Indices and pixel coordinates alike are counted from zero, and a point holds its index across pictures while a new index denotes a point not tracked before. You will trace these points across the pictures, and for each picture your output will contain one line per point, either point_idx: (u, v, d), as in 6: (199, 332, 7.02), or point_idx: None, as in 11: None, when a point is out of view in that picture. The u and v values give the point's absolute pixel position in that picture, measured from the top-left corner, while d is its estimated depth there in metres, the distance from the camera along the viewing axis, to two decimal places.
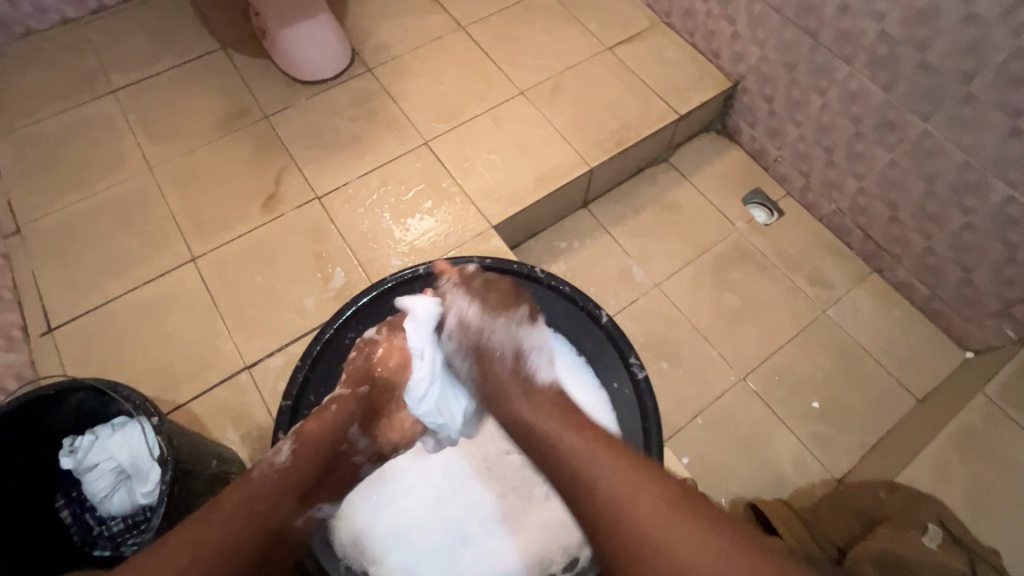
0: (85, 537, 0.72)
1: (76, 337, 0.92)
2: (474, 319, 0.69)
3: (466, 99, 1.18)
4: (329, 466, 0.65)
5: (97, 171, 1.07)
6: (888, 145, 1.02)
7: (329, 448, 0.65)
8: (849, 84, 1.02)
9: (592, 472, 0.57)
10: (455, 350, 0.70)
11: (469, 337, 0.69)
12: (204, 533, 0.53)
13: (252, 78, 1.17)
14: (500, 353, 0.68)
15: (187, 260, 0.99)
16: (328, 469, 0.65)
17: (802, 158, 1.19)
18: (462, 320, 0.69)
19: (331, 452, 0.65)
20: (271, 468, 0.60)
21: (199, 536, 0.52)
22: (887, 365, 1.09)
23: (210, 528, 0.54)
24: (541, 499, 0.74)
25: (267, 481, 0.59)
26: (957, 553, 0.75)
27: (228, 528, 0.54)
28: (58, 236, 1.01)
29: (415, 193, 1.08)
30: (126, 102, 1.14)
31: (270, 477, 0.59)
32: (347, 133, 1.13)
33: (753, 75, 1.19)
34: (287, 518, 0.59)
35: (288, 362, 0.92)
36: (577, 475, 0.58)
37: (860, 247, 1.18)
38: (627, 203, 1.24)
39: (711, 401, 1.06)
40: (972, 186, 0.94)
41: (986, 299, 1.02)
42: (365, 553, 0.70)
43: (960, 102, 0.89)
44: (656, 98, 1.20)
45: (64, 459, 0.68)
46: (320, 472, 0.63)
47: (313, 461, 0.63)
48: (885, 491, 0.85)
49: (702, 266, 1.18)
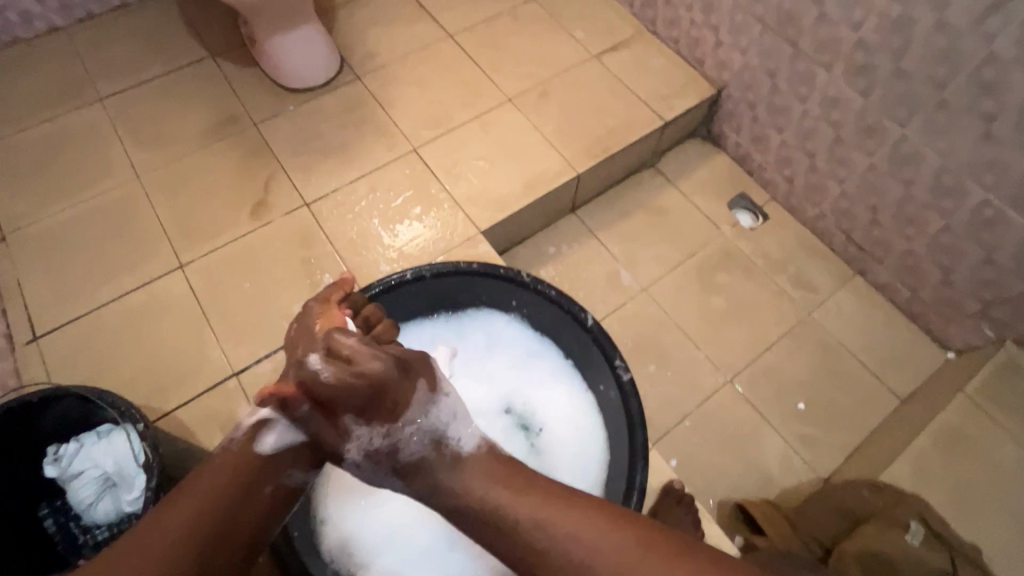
0: (70, 547, 0.71)
1: (61, 345, 0.92)
2: (383, 418, 0.57)
3: (453, 106, 1.19)
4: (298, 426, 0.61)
5: (84, 179, 1.06)
6: (867, 150, 1.05)
7: (290, 412, 0.61)
8: (828, 91, 1.05)
9: (542, 532, 0.49)
10: (363, 453, 0.58)
11: (375, 438, 0.57)
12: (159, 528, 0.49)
13: (240, 86, 1.18)
14: (414, 453, 0.57)
15: (174, 267, 0.99)
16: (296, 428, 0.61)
17: (785, 162, 1.21)
18: (373, 417, 0.58)
19: (294, 426, 0.60)
20: (226, 453, 0.57)
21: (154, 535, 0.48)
22: (871, 366, 1.11)
23: (169, 513, 0.50)
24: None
25: (225, 457, 0.56)
26: (939, 550, 0.76)
27: (191, 517, 0.50)
28: (43, 244, 1.00)
29: (403, 199, 1.08)
30: (112, 109, 1.14)
31: (229, 460, 0.56)
32: (336, 139, 1.13)
33: (736, 82, 1.21)
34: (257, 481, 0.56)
35: (276, 369, 0.92)
36: (514, 527, 0.50)
37: (842, 249, 1.20)
38: (615, 207, 1.25)
39: (699, 402, 1.07)
40: (949, 190, 0.96)
41: (965, 300, 1.04)
42: (352, 558, 0.69)
43: (936, 108, 0.91)
44: (641, 104, 1.22)
45: (50, 468, 0.68)
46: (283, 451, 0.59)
47: (274, 425, 0.59)
48: (870, 489, 0.86)
49: (688, 269, 1.19)
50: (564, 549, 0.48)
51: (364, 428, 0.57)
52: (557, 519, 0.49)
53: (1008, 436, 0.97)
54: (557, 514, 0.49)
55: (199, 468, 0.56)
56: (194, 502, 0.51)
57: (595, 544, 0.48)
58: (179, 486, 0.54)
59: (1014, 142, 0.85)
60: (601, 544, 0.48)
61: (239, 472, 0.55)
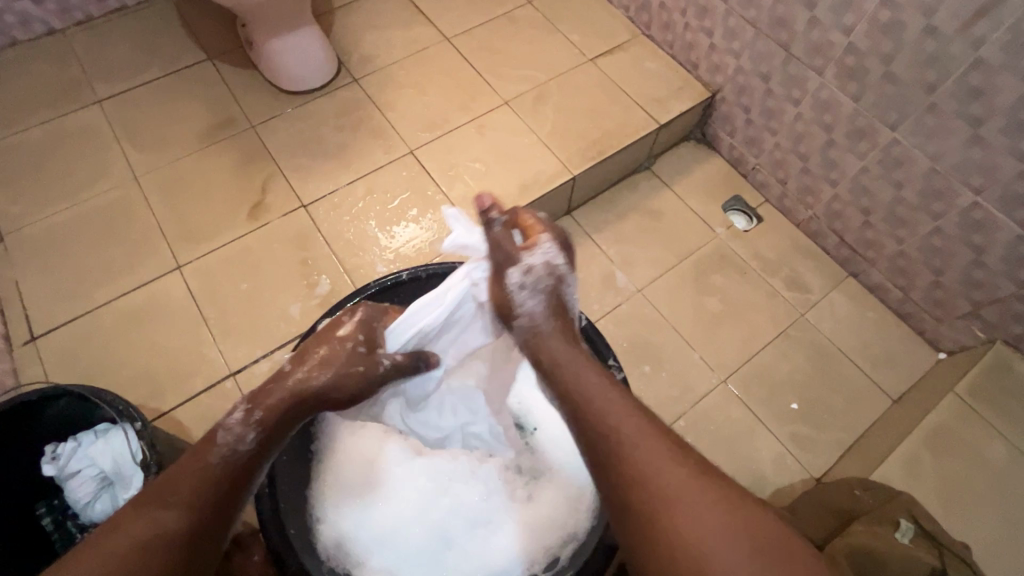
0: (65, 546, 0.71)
1: (59, 345, 0.92)
2: (558, 267, 0.64)
3: (450, 108, 1.20)
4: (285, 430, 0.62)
5: (82, 180, 1.07)
6: (859, 152, 1.06)
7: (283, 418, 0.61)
8: (820, 94, 1.06)
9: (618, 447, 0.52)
10: (528, 284, 0.63)
11: (546, 278, 0.64)
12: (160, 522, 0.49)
13: (239, 88, 1.19)
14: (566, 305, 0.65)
15: (172, 268, 1.00)
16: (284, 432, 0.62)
17: (778, 165, 1.22)
18: (548, 263, 0.64)
19: (273, 430, 0.60)
20: (197, 454, 0.56)
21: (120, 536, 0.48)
22: (863, 366, 1.12)
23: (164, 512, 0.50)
24: (523, 498, 0.75)
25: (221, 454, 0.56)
26: (930, 547, 0.76)
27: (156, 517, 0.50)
28: (41, 245, 1.01)
29: (400, 201, 1.09)
30: (111, 111, 1.15)
31: (199, 458, 0.56)
32: (334, 141, 1.14)
33: (730, 85, 1.22)
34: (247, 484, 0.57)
35: (273, 369, 0.93)
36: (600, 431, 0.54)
37: (835, 251, 1.22)
38: (610, 209, 1.26)
39: (693, 402, 1.08)
40: (939, 192, 0.97)
41: (956, 300, 1.05)
42: (348, 556, 0.69)
43: (925, 111, 0.93)
44: (637, 107, 1.23)
45: (47, 467, 0.68)
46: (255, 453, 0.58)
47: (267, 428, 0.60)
48: (861, 488, 0.88)
49: (683, 271, 1.21)
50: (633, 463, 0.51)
51: (545, 268, 0.64)
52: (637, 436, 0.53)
53: (999, 436, 0.98)
54: (638, 434, 0.53)
55: (185, 460, 0.55)
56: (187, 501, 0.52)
57: (665, 472, 0.50)
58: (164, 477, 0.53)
59: (1002, 146, 0.86)
60: (667, 470, 0.50)
61: (207, 469, 0.55)
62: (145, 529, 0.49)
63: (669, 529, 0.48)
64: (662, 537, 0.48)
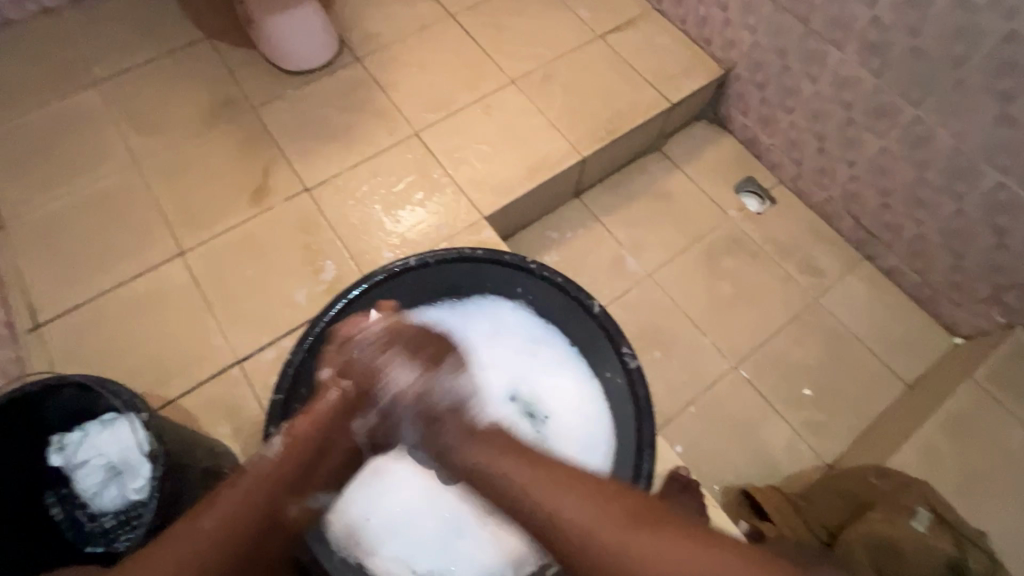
0: (78, 534, 0.70)
1: (62, 333, 0.91)
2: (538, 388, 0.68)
3: (456, 88, 1.16)
4: (324, 451, 0.62)
5: (81, 164, 1.05)
6: (879, 132, 1.02)
7: (321, 438, 0.61)
8: (840, 71, 1.02)
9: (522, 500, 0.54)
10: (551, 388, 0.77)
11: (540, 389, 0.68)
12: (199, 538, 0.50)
13: (237, 68, 1.15)
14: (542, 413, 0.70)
15: (174, 254, 0.98)
16: (323, 455, 0.62)
17: (794, 145, 1.19)
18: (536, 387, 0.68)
19: (319, 443, 0.61)
20: (259, 461, 0.58)
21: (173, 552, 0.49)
22: (877, 351, 1.10)
23: (200, 524, 0.51)
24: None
25: (258, 475, 0.56)
26: (947, 536, 0.75)
27: (218, 528, 0.51)
28: (41, 232, 0.99)
29: (405, 184, 1.06)
30: (108, 93, 1.12)
31: (242, 489, 0.55)
32: (336, 123, 1.11)
33: (744, 62, 1.18)
34: (280, 510, 0.56)
35: (279, 356, 0.92)
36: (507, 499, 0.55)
37: (851, 234, 1.19)
38: (620, 192, 1.24)
39: (704, 388, 1.06)
40: (962, 172, 0.94)
41: (975, 284, 1.03)
42: (361, 546, 0.69)
43: (951, 87, 0.89)
44: (647, 86, 1.19)
45: (54, 457, 0.68)
46: (304, 467, 0.60)
47: (302, 455, 0.60)
48: (876, 475, 0.85)
49: (695, 255, 1.18)
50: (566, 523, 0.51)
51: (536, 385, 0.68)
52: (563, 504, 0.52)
53: (1017, 423, 0.96)
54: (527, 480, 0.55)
55: (227, 481, 0.56)
56: (221, 516, 0.52)
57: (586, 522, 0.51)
58: (210, 495, 0.54)
59: None
60: (598, 515, 0.51)
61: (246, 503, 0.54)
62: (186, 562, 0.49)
63: (627, 570, 0.48)
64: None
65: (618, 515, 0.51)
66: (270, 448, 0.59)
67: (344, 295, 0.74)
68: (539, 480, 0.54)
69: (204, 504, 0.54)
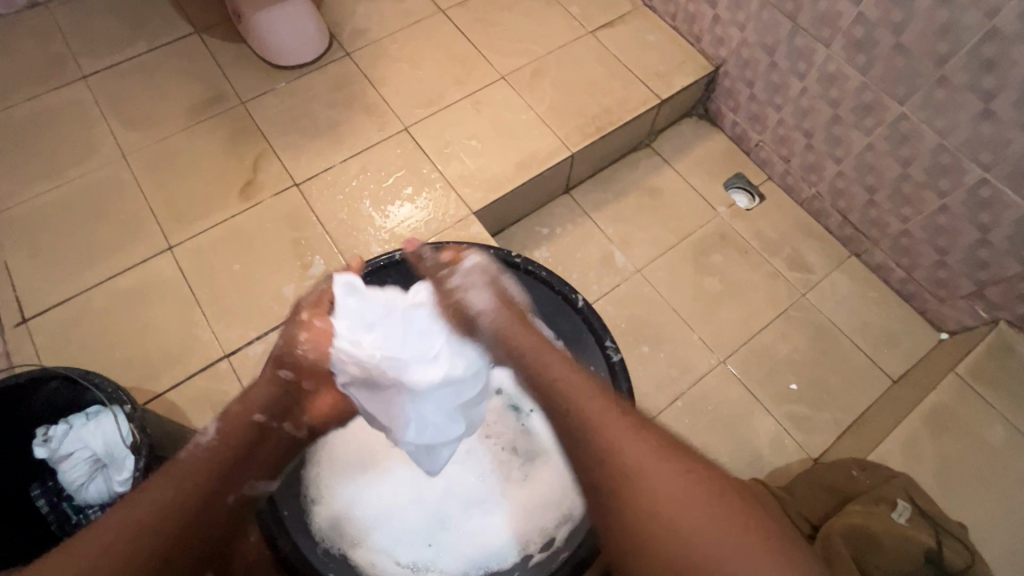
0: (62, 526, 0.69)
1: (50, 327, 0.91)
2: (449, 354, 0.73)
3: (446, 83, 1.17)
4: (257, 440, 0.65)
5: (69, 158, 1.05)
6: (865, 128, 1.03)
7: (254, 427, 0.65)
8: (827, 67, 1.03)
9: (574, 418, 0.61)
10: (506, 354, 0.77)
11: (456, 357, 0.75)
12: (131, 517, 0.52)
13: (227, 63, 1.15)
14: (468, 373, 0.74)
15: (162, 249, 0.98)
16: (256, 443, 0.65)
17: (782, 142, 1.20)
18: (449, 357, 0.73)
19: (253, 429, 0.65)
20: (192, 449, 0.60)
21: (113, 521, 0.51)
22: (864, 347, 1.11)
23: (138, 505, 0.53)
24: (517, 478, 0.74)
25: (194, 460, 0.59)
26: (925, 526, 0.77)
27: (159, 504, 0.54)
28: (29, 226, 0.99)
29: (394, 179, 1.07)
30: (97, 87, 1.11)
31: (177, 475, 0.57)
32: (326, 117, 1.11)
33: (733, 59, 1.19)
34: (214, 496, 0.59)
35: (267, 351, 0.92)
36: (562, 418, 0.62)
37: (838, 230, 1.20)
38: (610, 188, 1.24)
39: (691, 383, 1.07)
40: (946, 169, 0.95)
41: (959, 280, 1.04)
42: (345, 536, 0.68)
43: (935, 84, 0.90)
44: (637, 82, 1.20)
45: (37, 449, 0.66)
46: (239, 452, 0.63)
47: (237, 442, 0.63)
48: (857, 469, 0.87)
49: (683, 250, 1.19)
50: (619, 450, 0.57)
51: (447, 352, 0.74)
52: (620, 439, 0.58)
53: (999, 417, 0.99)
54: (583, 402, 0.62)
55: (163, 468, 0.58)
56: (155, 499, 0.54)
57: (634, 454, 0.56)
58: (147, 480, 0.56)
59: (1013, 121, 0.83)
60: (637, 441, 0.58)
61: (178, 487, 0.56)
62: (119, 538, 0.50)
63: (653, 486, 0.55)
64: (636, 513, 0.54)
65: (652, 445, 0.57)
66: (205, 436, 0.62)
67: None
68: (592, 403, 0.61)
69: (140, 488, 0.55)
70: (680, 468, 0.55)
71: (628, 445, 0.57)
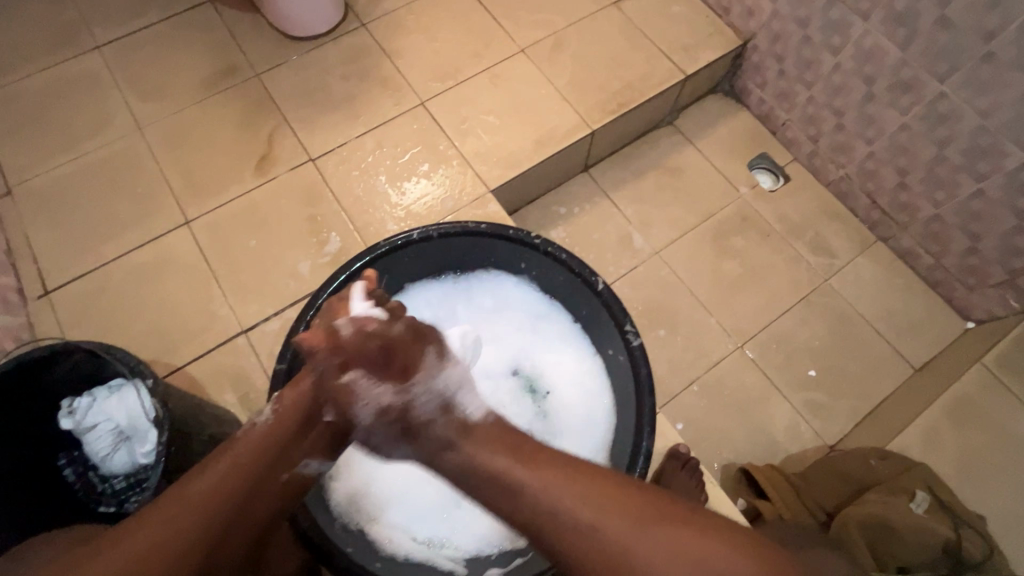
0: (89, 495, 0.71)
1: (71, 299, 0.92)
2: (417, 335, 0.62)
3: (463, 56, 1.13)
4: (306, 428, 0.59)
5: (86, 131, 1.04)
6: (901, 107, 0.99)
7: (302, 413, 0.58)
8: (863, 42, 0.98)
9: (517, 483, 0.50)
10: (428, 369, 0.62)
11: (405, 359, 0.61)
12: (181, 505, 0.50)
13: (241, 34, 1.13)
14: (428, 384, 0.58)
15: (180, 223, 0.98)
16: (304, 432, 0.59)
17: (811, 121, 1.15)
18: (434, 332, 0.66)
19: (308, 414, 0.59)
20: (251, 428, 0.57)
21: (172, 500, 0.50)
22: (886, 334, 1.09)
23: (195, 486, 0.51)
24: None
25: (247, 442, 0.56)
26: (942, 519, 0.76)
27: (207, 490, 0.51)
28: (48, 198, 0.99)
29: (410, 156, 1.05)
30: (111, 58, 1.10)
31: (227, 459, 0.54)
32: (341, 91, 1.09)
33: (764, 32, 1.14)
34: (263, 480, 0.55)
35: (284, 327, 0.92)
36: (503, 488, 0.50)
37: (865, 214, 1.16)
38: (629, 167, 1.21)
39: (708, 367, 1.05)
40: (985, 152, 0.91)
41: (991, 268, 1.00)
42: (362, 513, 0.69)
43: (980, 61, 0.85)
44: (662, 56, 1.15)
45: (64, 421, 0.67)
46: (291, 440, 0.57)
47: (286, 425, 0.58)
48: (876, 457, 0.85)
49: (703, 232, 1.16)
50: (554, 504, 0.48)
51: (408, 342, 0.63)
52: (563, 495, 0.48)
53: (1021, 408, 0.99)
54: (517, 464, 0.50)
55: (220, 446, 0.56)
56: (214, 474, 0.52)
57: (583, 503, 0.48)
58: (203, 461, 0.54)
59: None
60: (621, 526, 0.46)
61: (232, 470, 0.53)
62: (167, 526, 0.48)
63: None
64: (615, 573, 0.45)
65: (634, 513, 0.47)
66: (261, 417, 0.59)
67: (346, 268, 0.72)
68: (526, 470, 0.50)
69: (198, 467, 0.53)
70: (679, 535, 0.46)
71: (561, 493, 0.48)
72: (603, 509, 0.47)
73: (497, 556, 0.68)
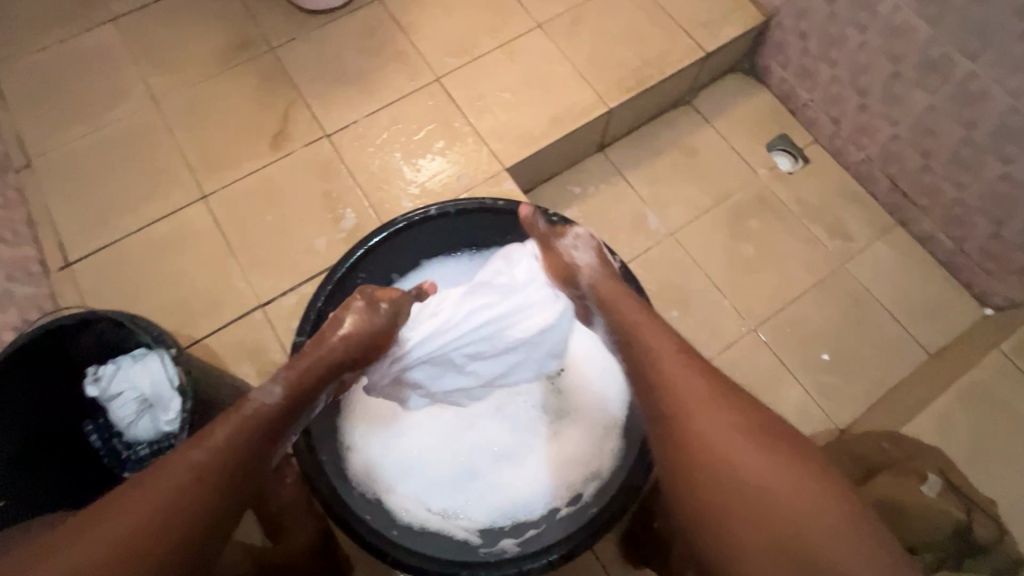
0: (115, 461, 0.73)
1: (92, 271, 0.94)
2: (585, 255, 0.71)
3: (479, 31, 1.12)
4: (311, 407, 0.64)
5: (103, 104, 1.04)
6: (928, 87, 0.96)
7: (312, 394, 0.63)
8: (892, 19, 0.95)
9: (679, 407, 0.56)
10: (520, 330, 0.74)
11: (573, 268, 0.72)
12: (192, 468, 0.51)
13: (255, 7, 1.12)
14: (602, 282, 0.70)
15: (197, 197, 0.99)
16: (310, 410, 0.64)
17: (833, 101, 1.13)
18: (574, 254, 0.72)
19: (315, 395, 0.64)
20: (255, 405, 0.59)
21: (142, 506, 0.47)
22: (902, 319, 1.08)
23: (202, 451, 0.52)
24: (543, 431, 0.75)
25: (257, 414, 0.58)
26: (954, 501, 0.76)
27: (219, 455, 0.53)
28: (67, 171, 1.00)
29: (426, 132, 1.04)
30: (126, 31, 1.09)
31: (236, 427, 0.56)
32: (356, 66, 1.08)
33: (788, 9, 1.11)
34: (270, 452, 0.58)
35: (301, 301, 0.93)
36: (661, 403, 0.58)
37: (886, 198, 1.14)
38: (646, 146, 1.20)
39: (720, 349, 1.05)
40: (1014, 133, 0.88)
41: (1013, 254, 0.99)
42: (378, 483, 0.70)
43: (1014, 39, 0.82)
44: (682, 33, 1.13)
45: (90, 387, 0.68)
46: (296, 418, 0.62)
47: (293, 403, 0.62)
48: (887, 441, 0.84)
49: (719, 213, 1.15)
50: (706, 427, 0.54)
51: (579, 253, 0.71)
52: (716, 423, 0.54)
53: None
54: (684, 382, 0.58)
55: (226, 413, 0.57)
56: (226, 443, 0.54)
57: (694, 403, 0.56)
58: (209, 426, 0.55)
59: None
60: (759, 461, 0.51)
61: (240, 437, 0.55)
62: (183, 485, 0.50)
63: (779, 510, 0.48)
64: (707, 474, 0.52)
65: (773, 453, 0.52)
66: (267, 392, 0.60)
67: (364, 243, 0.73)
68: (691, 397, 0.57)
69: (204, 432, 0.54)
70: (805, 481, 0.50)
71: (711, 421, 0.54)
72: (748, 442, 0.53)
73: (511, 527, 0.70)
